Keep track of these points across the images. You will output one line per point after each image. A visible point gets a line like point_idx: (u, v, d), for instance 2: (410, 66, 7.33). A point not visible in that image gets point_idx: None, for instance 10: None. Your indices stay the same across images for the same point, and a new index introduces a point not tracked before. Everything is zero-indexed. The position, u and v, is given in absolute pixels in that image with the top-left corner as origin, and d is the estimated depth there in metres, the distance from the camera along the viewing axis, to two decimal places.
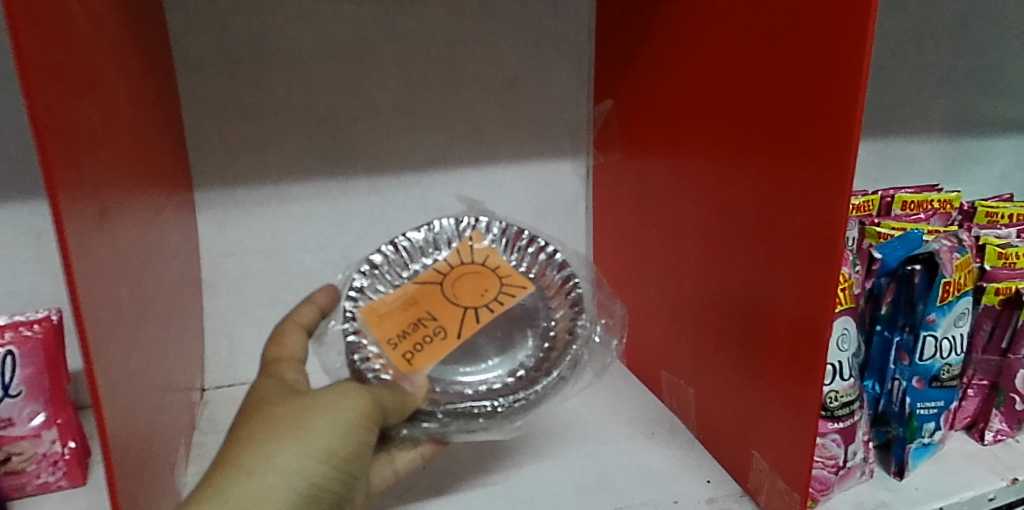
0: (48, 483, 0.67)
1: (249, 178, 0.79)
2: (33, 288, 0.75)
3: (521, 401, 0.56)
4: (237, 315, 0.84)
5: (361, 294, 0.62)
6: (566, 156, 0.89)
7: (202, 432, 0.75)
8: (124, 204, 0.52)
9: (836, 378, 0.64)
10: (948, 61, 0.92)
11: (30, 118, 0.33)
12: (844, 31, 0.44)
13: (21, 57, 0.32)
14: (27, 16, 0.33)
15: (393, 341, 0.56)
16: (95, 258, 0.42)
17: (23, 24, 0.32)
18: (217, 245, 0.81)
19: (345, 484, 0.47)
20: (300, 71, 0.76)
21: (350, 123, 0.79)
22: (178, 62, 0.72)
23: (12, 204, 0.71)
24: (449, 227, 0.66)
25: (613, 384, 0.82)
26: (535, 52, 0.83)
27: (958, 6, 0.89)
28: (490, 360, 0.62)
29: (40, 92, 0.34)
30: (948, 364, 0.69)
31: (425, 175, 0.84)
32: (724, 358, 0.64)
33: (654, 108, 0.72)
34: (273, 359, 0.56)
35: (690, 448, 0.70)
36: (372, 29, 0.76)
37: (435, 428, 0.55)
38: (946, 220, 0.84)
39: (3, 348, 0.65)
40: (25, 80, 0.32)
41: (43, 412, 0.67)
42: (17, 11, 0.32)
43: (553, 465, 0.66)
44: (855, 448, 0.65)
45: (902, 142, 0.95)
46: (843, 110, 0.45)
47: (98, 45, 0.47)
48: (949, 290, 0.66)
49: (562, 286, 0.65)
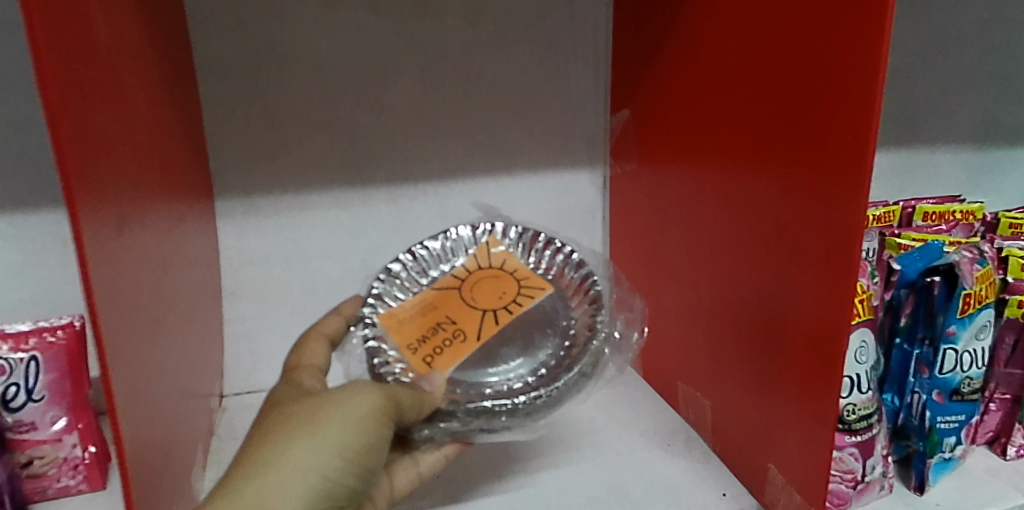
0: (68, 486, 0.68)
1: (269, 188, 0.80)
2: (58, 295, 0.76)
3: (542, 398, 0.56)
4: (256, 322, 0.85)
5: (378, 301, 0.63)
6: (583, 166, 0.89)
7: (220, 438, 0.76)
8: (144, 211, 0.53)
9: (853, 391, 0.63)
10: (970, 69, 0.91)
11: (48, 119, 0.34)
12: (859, 40, 0.44)
13: (39, 58, 0.33)
14: (45, 12, 0.34)
15: (413, 346, 0.57)
16: (112, 265, 0.42)
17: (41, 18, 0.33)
18: (237, 252, 0.82)
19: (360, 479, 0.47)
20: (320, 81, 0.77)
21: (368, 133, 0.80)
22: (200, 74, 0.74)
23: (37, 214, 0.73)
24: (466, 235, 0.67)
25: (628, 394, 0.82)
26: (552, 63, 0.84)
27: (978, 14, 0.89)
28: (511, 361, 0.62)
29: (58, 91, 0.34)
30: (968, 378, 0.68)
31: (443, 184, 0.85)
32: (740, 367, 0.64)
33: (670, 118, 0.72)
34: (293, 366, 0.57)
35: (706, 460, 0.69)
36: (390, 40, 0.78)
37: (456, 427, 0.55)
38: (969, 231, 0.83)
39: (28, 353, 0.66)
40: (41, 72, 0.33)
41: (65, 417, 0.68)
42: (36, 12, 0.32)
43: (568, 474, 0.66)
44: (874, 462, 0.64)
45: (924, 152, 0.94)
46: (861, 111, 0.45)
47: (118, 55, 0.48)
48: (970, 303, 0.65)
49: (580, 285, 0.65)
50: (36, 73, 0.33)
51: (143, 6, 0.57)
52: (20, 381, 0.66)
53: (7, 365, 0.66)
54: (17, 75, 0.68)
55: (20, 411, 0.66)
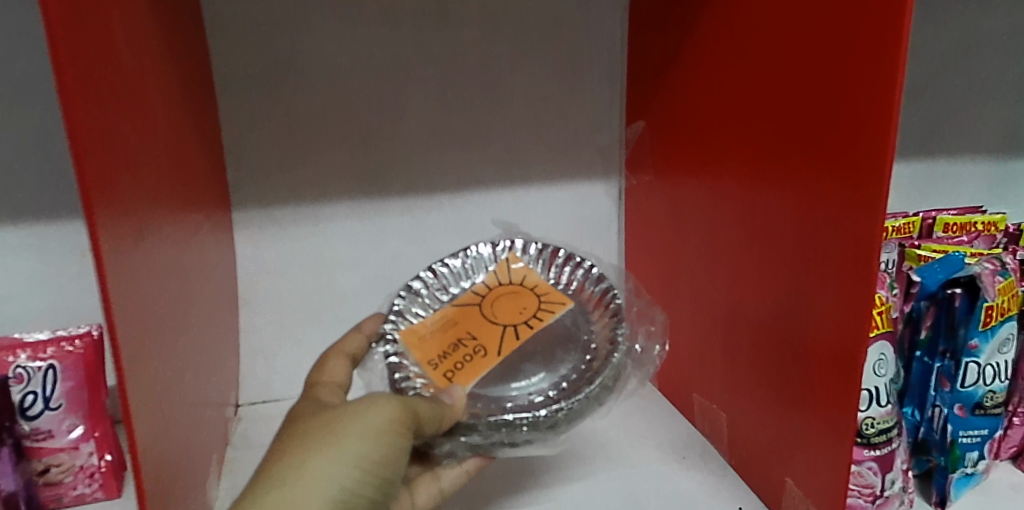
0: (84, 494, 0.68)
1: (287, 199, 0.81)
2: (76, 305, 0.77)
3: (563, 410, 0.55)
4: (272, 332, 0.85)
5: (400, 317, 0.63)
6: (598, 177, 0.89)
7: (235, 448, 0.76)
8: (162, 224, 0.53)
9: (872, 404, 0.62)
10: (991, 79, 0.91)
11: (70, 140, 0.34)
12: (874, 55, 0.44)
13: (62, 78, 0.33)
14: (69, 34, 0.34)
15: (434, 361, 0.57)
16: (130, 276, 0.43)
17: (66, 54, 0.34)
18: (254, 262, 0.82)
19: (380, 488, 0.47)
20: (338, 93, 0.78)
21: (384, 146, 0.81)
22: (220, 86, 0.74)
23: (59, 223, 0.74)
24: (486, 252, 0.68)
25: (643, 406, 0.81)
26: (567, 75, 0.84)
27: (998, 25, 0.88)
28: (534, 375, 0.61)
29: (80, 112, 0.35)
30: (991, 392, 0.67)
31: (458, 195, 0.85)
32: (755, 381, 0.63)
33: (685, 131, 0.72)
34: (313, 383, 0.56)
35: (722, 474, 0.69)
36: (407, 53, 0.78)
37: (476, 441, 0.55)
38: (992, 242, 0.82)
39: (46, 361, 0.67)
40: (66, 101, 0.33)
41: (82, 425, 0.69)
42: (60, 35, 0.33)
43: (583, 488, 0.66)
44: (893, 476, 0.64)
45: (943, 163, 0.94)
46: (877, 124, 0.44)
47: (139, 71, 0.49)
48: (992, 316, 0.64)
49: (601, 299, 0.65)
50: (60, 96, 0.33)
51: (164, 21, 0.58)
52: (36, 390, 0.66)
53: (25, 373, 0.66)
54: (40, 88, 0.69)
55: (37, 419, 0.67)
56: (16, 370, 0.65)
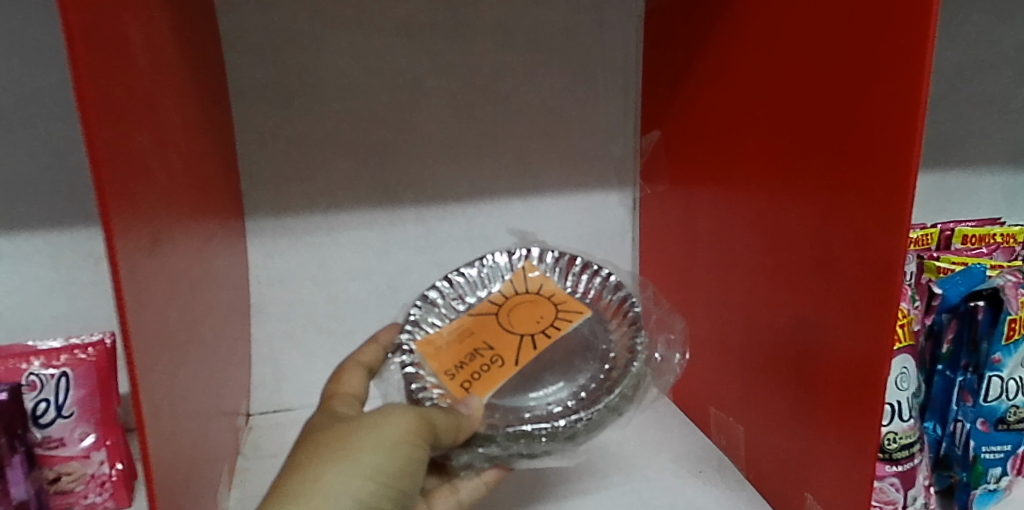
0: (95, 503, 0.68)
1: (299, 208, 0.81)
2: (88, 312, 0.77)
3: (583, 421, 0.54)
4: (283, 342, 0.85)
5: (416, 327, 0.62)
6: (612, 187, 0.89)
7: (246, 458, 0.76)
8: (176, 233, 0.53)
9: (894, 419, 0.61)
10: (1010, 89, 0.90)
11: (87, 147, 0.34)
12: (898, 68, 0.43)
13: (79, 81, 0.33)
14: (86, 39, 0.34)
15: (450, 371, 0.57)
16: (144, 283, 0.42)
17: (85, 59, 0.34)
18: (266, 272, 0.82)
19: (397, 501, 0.46)
20: (351, 103, 0.78)
21: (397, 155, 0.81)
22: (234, 95, 0.75)
23: (73, 231, 0.74)
24: (502, 261, 0.68)
25: (657, 419, 0.80)
26: (581, 85, 0.84)
27: (1017, 35, 0.87)
28: (551, 385, 0.60)
29: (96, 116, 0.34)
30: (1014, 406, 0.65)
31: (471, 205, 0.85)
32: (773, 397, 0.62)
33: (701, 143, 0.71)
34: (329, 395, 0.56)
35: (740, 488, 0.67)
36: (420, 62, 0.78)
37: (496, 452, 0.54)
38: (1010, 255, 0.80)
39: (59, 369, 0.66)
40: (84, 107, 0.33)
41: (93, 433, 0.68)
42: (78, 39, 0.33)
43: (596, 503, 0.65)
44: (915, 493, 0.63)
45: (960, 175, 0.93)
46: (900, 136, 0.44)
47: (155, 79, 0.49)
48: (1015, 328, 0.62)
49: (619, 306, 0.64)
50: (78, 101, 0.33)
51: (180, 30, 0.58)
52: (50, 397, 0.66)
53: (38, 381, 0.65)
54: (57, 96, 0.69)
55: (49, 427, 0.66)
56: (29, 377, 0.65)
